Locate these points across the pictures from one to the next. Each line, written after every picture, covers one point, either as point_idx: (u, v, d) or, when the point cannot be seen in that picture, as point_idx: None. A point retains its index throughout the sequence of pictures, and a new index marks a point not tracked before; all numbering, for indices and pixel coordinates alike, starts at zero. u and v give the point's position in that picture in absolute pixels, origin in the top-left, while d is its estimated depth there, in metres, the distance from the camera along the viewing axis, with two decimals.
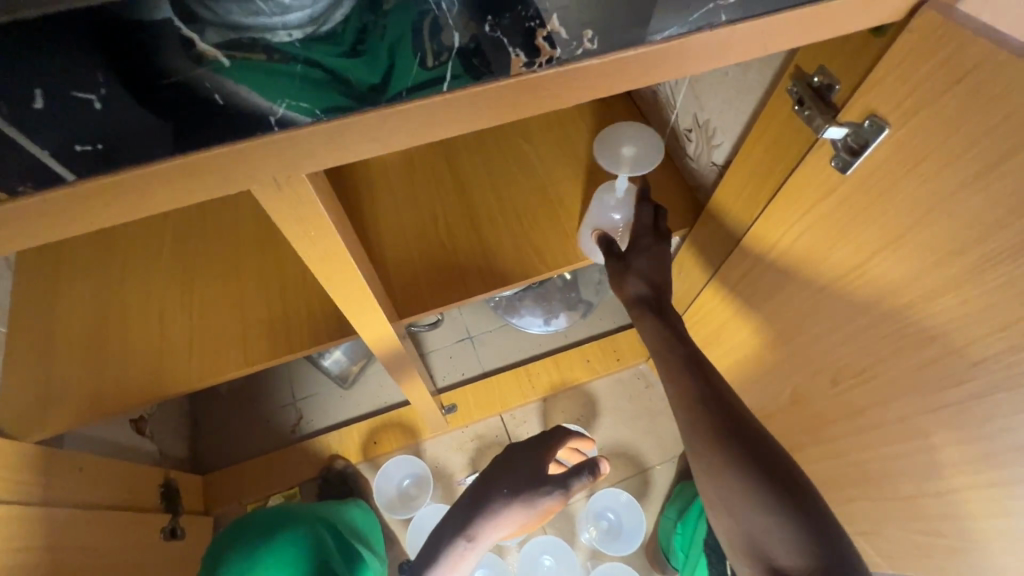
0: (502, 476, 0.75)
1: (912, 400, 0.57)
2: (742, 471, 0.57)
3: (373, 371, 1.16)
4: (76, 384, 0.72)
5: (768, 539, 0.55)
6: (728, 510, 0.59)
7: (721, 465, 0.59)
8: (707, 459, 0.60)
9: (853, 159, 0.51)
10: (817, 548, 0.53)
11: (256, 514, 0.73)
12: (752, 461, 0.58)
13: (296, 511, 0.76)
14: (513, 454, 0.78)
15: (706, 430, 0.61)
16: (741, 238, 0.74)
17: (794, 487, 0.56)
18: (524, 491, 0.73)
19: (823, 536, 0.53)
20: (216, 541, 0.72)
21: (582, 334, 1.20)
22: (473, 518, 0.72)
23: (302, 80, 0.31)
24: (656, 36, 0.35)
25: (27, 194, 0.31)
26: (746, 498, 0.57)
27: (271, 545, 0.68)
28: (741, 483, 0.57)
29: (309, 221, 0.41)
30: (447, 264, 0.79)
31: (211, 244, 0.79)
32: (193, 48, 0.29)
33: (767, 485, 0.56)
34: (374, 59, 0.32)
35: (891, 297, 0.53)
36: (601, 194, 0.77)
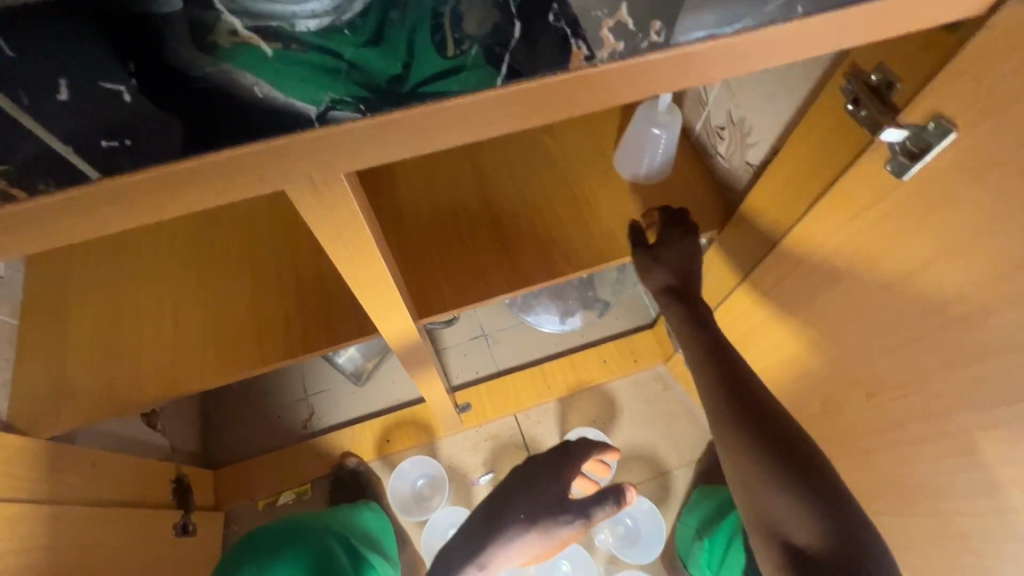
0: (523, 497, 0.74)
1: (962, 415, 0.55)
2: (786, 500, 0.56)
3: (387, 368, 1.14)
4: (89, 381, 0.70)
5: (791, 535, 0.55)
6: (746, 490, 0.59)
7: (764, 490, 0.57)
8: (749, 481, 0.58)
9: (912, 164, 0.48)
10: (839, 536, 0.53)
11: (261, 530, 0.71)
12: (776, 442, 0.58)
13: (312, 529, 0.73)
14: (536, 467, 0.77)
15: (734, 413, 0.61)
16: (776, 242, 0.72)
17: (822, 483, 0.56)
18: (542, 517, 0.72)
19: (845, 515, 0.54)
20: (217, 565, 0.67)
21: (598, 335, 1.18)
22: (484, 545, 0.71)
23: (322, 67, 0.28)
24: (727, 28, 0.32)
25: (48, 194, 0.27)
26: (782, 516, 0.56)
27: (276, 564, 0.66)
28: (765, 461, 0.58)
29: (341, 222, 0.38)
30: (468, 261, 0.76)
31: (226, 240, 0.76)
32: (205, 34, 0.27)
33: (820, 523, 0.54)
34: (393, 49, 0.29)
35: (945, 308, 0.51)
36: (644, 109, 0.75)
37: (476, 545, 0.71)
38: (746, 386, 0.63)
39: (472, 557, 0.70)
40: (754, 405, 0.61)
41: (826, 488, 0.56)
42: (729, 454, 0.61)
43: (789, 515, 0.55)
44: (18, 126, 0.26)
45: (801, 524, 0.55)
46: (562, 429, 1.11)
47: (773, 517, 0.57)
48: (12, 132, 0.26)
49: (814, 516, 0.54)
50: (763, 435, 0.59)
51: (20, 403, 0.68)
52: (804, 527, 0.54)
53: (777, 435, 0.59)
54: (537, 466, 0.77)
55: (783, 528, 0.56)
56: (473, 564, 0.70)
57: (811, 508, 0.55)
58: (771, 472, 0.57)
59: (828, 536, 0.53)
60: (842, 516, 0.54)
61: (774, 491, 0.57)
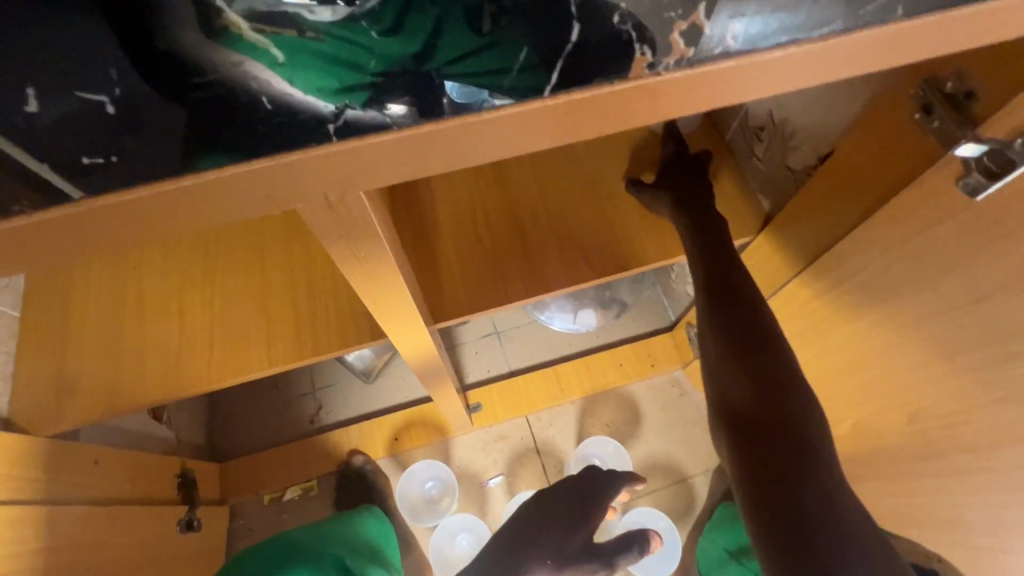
0: (545, 539, 0.73)
1: (1016, 454, 0.50)
2: (737, 374, 0.59)
3: (397, 365, 1.11)
4: (90, 379, 0.67)
5: (734, 402, 0.59)
6: (707, 366, 0.63)
7: (717, 360, 0.61)
8: (709, 356, 0.63)
9: (988, 183, 0.43)
10: (777, 403, 0.56)
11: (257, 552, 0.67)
12: (739, 325, 0.61)
13: (305, 547, 0.69)
14: (552, 504, 0.77)
15: (704, 299, 0.64)
16: (821, 254, 0.67)
17: (773, 360, 0.59)
18: (567, 564, 0.72)
19: (790, 389, 0.57)
20: None
21: (615, 336, 1.15)
22: None
23: (343, 62, 0.23)
24: (813, 32, 0.27)
25: (23, 215, 0.24)
26: (728, 385, 0.60)
27: None
28: (724, 340, 0.61)
29: (360, 239, 0.35)
30: (487, 264, 0.73)
31: (234, 236, 0.72)
32: (209, 16, 0.22)
33: (761, 392, 0.57)
34: (417, 31, 0.23)
35: (1010, 342, 0.46)
36: None
37: None
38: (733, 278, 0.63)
39: None
40: (726, 291, 0.63)
41: (777, 364, 0.58)
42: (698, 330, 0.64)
43: (735, 383, 0.59)
44: None
45: (742, 394, 0.58)
46: (575, 432, 1.08)
47: (719, 386, 0.61)
48: None
49: (756, 383, 0.58)
50: (726, 320, 0.61)
51: (20, 400, 0.66)
52: (745, 395, 0.58)
53: (744, 321, 0.61)
54: (559, 501, 0.77)
55: (728, 396, 0.60)
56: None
57: (755, 376, 0.58)
58: (729, 351, 0.60)
59: (766, 404, 0.56)
60: (788, 390, 0.57)
61: (724, 364, 0.60)
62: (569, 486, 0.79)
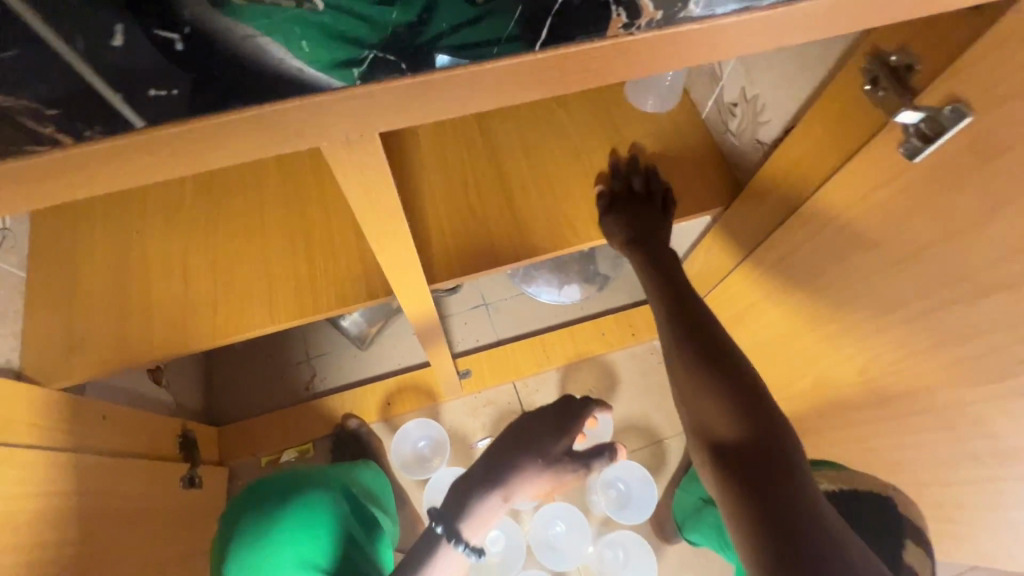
0: (523, 445, 0.62)
1: (951, 390, 0.57)
2: (712, 400, 0.57)
3: (390, 334, 1.15)
4: (99, 336, 0.70)
5: (713, 432, 0.56)
6: (683, 399, 0.61)
7: (693, 390, 0.59)
8: (683, 388, 0.61)
9: (925, 146, 0.49)
10: (753, 427, 0.52)
11: (270, 478, 0.72)
12: (709, 351, 0.61)
13: (314, 478, 0.73)
14: (530, 419, 0.65)
15: (676, 332, 0.65)
16: (785, 220, 0.72)
17: (740, 379, 0.57)
18: (549, 468, 0.62)
19: (761, 409, 0.54)
20: (225, 518, 0.69)
21: (598, 308, 1.20)
22: (505, 471, 0.60)
23: (338, 33, 0.27)
24: (762, 1, 0.32)
25: (93, 140, 0.28)
26: (705, 414, 0.57)
27: (286, 510, 0.66)
28: (694, 367, 0.60)
29: (373, 185, 0.39)
30: (477, 232, 0.78)
31: (236, 202, 0.76)
32: None
33: (733, 417, 0.54)
34: (410, 1, 0.27)
35: (942, 290, 0.53)
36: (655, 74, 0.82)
37: (499, 476, 0.59)
38: (696, 314, 0.65)
39: (497, 486, 0.59)
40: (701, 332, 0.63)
41: (746, 386, 0.57)
42: (676, 372, 0.62)
43: (711, 410, 0.56)
44: (69, 67, 0.26)
45: (724, 429, 0.54)
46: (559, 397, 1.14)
47: (705, 425, 0.57)
48: (61, 73, 0.26)
49: (727, 407, 0.55)
50: (704, 352, 0.61)
51: (30, 354, 0.69)
52: (722, 421, 0.55)
53: (720, 355, 0.60)
54: (537, 421, 0.65)
55: (708, 426, 0.57)
56: (501, 486, 0.59)
57: (727, 399, 0.56)
58: (708, 382, 0.58)
59: (741, 429, 0.53)
60: (759, 410, 0.54)
61: (705, 400, 0.58)
62: (544, 408, 0.67)
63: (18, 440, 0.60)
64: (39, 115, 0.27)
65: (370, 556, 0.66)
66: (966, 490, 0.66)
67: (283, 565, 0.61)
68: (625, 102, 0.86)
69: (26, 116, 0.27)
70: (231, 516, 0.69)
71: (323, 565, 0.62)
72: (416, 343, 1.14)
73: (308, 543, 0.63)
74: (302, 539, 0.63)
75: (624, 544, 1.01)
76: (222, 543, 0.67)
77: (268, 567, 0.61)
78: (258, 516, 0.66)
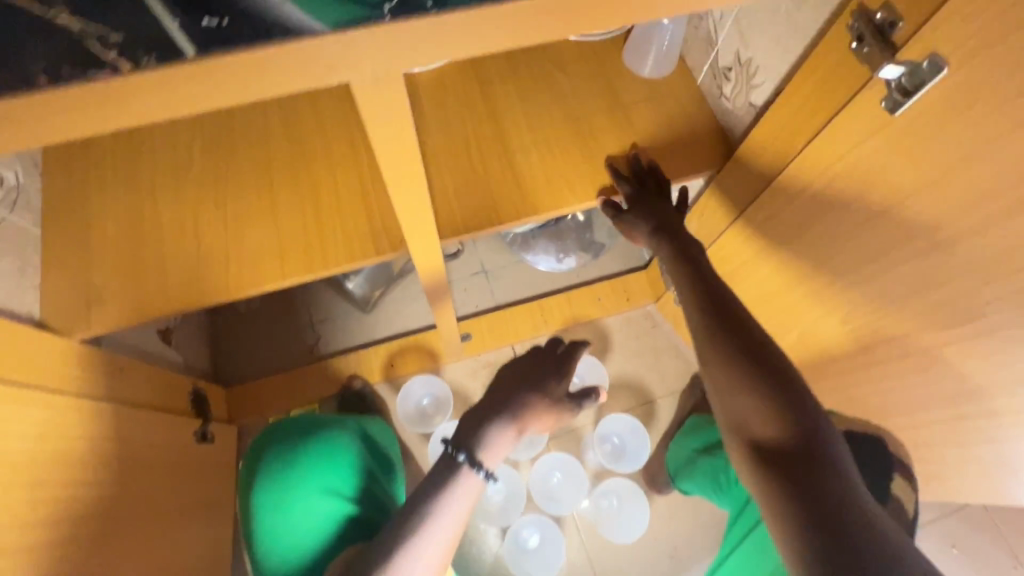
0: (533, 381, 0.68)
1: (927, 334, 0.62)
2: (749, 398, 0.55)
3: (392, 298, 1.19)
4: (115, 290, 0.73)
5: (752, 431, 0.54)
6: (715, 394, 0.59)
7: (727, 386, 0.57)
8: (716, 384, 0.59)
9: (904, 100, 0.52)
10: (796, 429, 0.51)
11: (292, 421, 0.79)
12: (744, 346, 0.58)
13: (332, 420, 0.80)
14: (535, 359, 0.71)
15: (705, 325, 0.62)
16: (772, 181, 0.75)
17: (778, 374, 0.55)
18: (557, 402, 0.69)
19: (803, 408, 0.52)
20: (252, 455, 0.77)
21: (594, 274, 1.24)
22: (521, 405, 0.66)
23: None
24: None
25: (150, 68, 0.30)
26: (742, 412, 0.55)
27: (306, 449, 0.74)
28: (729, 361, 0.58)
29: (392, 123, 0.43)
30: (480, 192, 0.81)
31: (244, 161, 0.78)
32: None
33: (775, 417, 0.52)
34: None
35: (917, 240, 0.57)
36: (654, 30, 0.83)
37: (516, 410, 0.65)
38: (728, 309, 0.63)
39: (515, 418, 0.64)
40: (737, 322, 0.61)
41: (784, 382, 0.55)
42: (709, 362, 0.60)
43: (750, 409, 0.54)
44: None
45: (764, 424, 0.53)
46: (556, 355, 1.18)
47: (740, 419, 0.55)
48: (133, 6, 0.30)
49: (767, 405, 0.53)
50: (739, 346, 0.58)
51: (49, 308, 0.72)
52: (762, 421, 0.53)
53: (759, 346, 0.58)
54: (540, 358, 0.71)
55: (746, 424, 0.55)
56: (516, 421, 0.65)
57: (766, 397, 0.54)
58: (744, 378, 0.56)
59: (785, 429, 0.51)
60: (801, 409, 0.52)
61: (741, 393, 0.56)
62: (544, 351, 0.73)
63: (21, 379, 0.63)
64: (105, 41, 0.30)
65: (384, 489, 0.75)
66: (939, 429, 0.71)
67: (309, 491, 0.69)
68: (621, 67, 0.88)
69: (94, 42, 0.30)
70: (257, 453, 0.77)
71: (344, 493, 0.70)
72: (417, 306, 1.18)
73: (326, 479, 0.71)
74: (321, 474, 0.71)
75: (618, 492, 1.07)
76: (250, 476, 0.75)
77: (296, 493, 0.69)
78: (280, 454, 0.74)
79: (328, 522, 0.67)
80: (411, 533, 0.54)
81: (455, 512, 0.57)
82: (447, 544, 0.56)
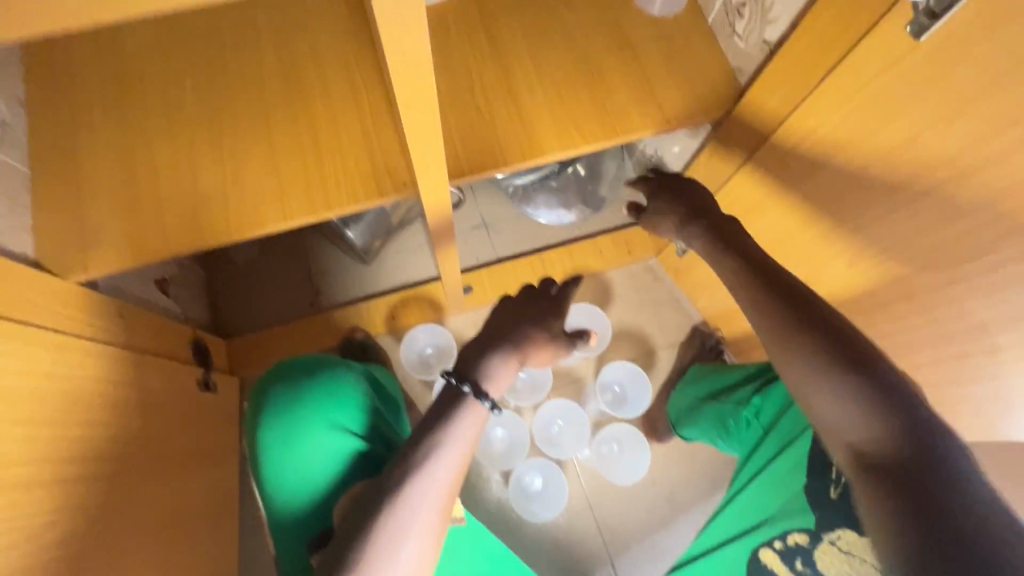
0: (531, 317, 0.67)
1: (938, 272, 0.62)
2: (840, 397, 0.50)
3: (392, 250, 1.17)
4: (110, 231, 0.71)
5: (849, 435, 0.50)
6: (797, 390, 0.54)
7: (810, 382, 0.53)
8: (797, 379, 0.54)
9: (931, 23, 0.49)
10: (900, 433, 0.46)
11: (294, 360, 0.78)
12: (817, 334, 0.53)
13: (335, 360, 0.80)
14: (531, 295, 0.70)
15: (766, 311, 0.58)
16: (780, 124, 0.73)
17: (864, 366, 0.51)
18: (555, 340, 0.68)
19: (900, 405, 0.48)
20: (254, 393, 0.77)
21: (596, 227, 1.23)
22: (522, 339, 0.65)
23: None
24: None
25: None
26: (834, 412, 0.51)
27: (311, 388, 0.73)
28: (806, 354, 0.53)
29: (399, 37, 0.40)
30: (485, 133, 0.79)
31: (240, 99, 0.75)
32: None
33: (873, 418, 0.48)
34: None
35: (931, 175, 0.56)
36: None
37: (516, 343, 0.64)
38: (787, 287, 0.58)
39: (516, 351, 0.64)
40: (811, 310, 0.55)
41: (871, 375, 0.50)
42: (786, 364, 0.55)
43: (843, 411, 0.50)
44: None
45: (867, 433, 0.48)
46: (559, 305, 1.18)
47: (833, 426, 0.51)
48: None
49: (861, 405, 0.49)
50: (812, 336, 0.54)
51: (43, 249, 0.70)
52: (859, 424, 0.49)
53: (838, 340, 0.52)
54: (538, 295, 0.70)
55: (842, 427, 0.50)
56: (516, 352, 0.64)
57: (856, 396, 0.49)
58: (828, 373, 0.51)
59: (887, 435, 0.47)
60: (897, 407, 0.48)
61: (829, 398, 0.51)
62: (540, 289, 0.71)
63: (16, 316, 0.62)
64: None
65: (390, 425, 0.76)
66: (941, 368, 0.71)
67: (316, 427, 0.70)
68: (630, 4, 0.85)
69: None
70: (260, 391, 0.77)
71: (350, 430, 0.72)
72: (419, 258, 1.16)
73: (333, 416, 0.71)
74: (327, 412, 0.72)
75: (618, 438, 1.10)
76: (255, 415, 0.75)
77: (303, 428, 0.70)
78: (286, 393, 0.74)
79: (334, 456, 0.69)
80: (418, 464, 0.55)
81: (458, 446, 0.57)
82: (457, 472, 0.56)
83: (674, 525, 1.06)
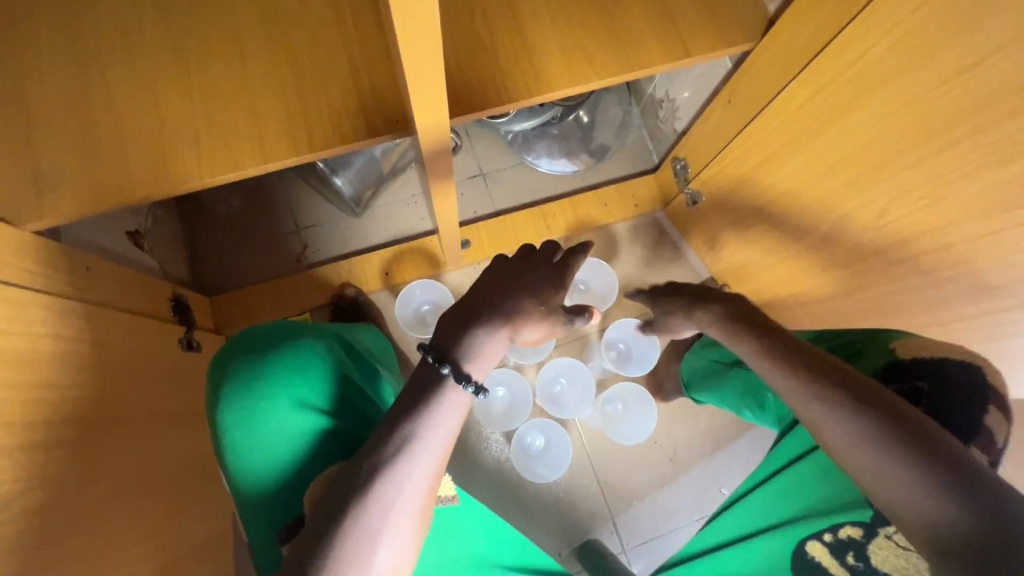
0: (522, 286, 0.59)
1: (971, 225, 0.56)
2: (899, 473, 0.42)
3: (383, 201, 1.10)
4: (67, 173, 0.63)
5: (916, 516, 0.41)
6: (848, 465, 0.47)
7: (859, 454, 0.45)
8: (843, 450, 0.47)
9: None
10: (973, 510, 0.38)
11: (258, 329, 0.71)
12: (855, 396, 0.47)
13: (304, 327, 0.73)
14: (525, 263, 0.63)
15: (791, 377, 0.52)
16: (811, 57, 0.66)
17: (909, 427, 0.43)
18: (550, 312, 0.60)
19: (958, 472, 0.40)
20: (214, 363, 0.70)
21: (600, 178, 1.16)
22: (510, 311, 0.57)
23: None
24: None
25: None
26: (891, 488, 0.43)
27: (277, 357, 0.66)
28: (847, 418, 0.46)
29: None
30: (482, 66, 0.70)
31: (206, 22, 0.66)
32: None
33: (936, 492, 0.40)
34: None
35: (983, 112, 0.49)
36: None
37: (504, 315, 0.57)
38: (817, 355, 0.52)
39: (502, 325, 0.56)
40: (824, 363, 0.51)
41: (919, 436, 0.42)
42: (825, 432, 0.48)
43: (901, 486, 0.42)
44: None
45: (935, 512, 0.39)
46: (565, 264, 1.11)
47: (896, 505, 0.42)
48: None
49: (915, 477, 0.41)
50: (847, 395, 0.47)
51: None
52: (923, 502, 0.40)
53: (862, 386, 0.47)
54: (534, 263, 0.63)
55: (904, 505, 0.42)
56: (501, 322, 0.56)
57: (908, 467, 0.42)
58: (876, 442, 0.44)
59: (959, 513, 0.38)
60: (955, 475, 0.40)
61: (883, 471, 0.43)
62: (538, 255, 0.64)
63: None
64: None
65: (367, 398, 0.71)
66: (969, 326, 0.67)
67: (279, 401, 0.64)
68: None
69: None
70: (220, 361, 0.70)
71: (318, 406, 0.66)
72: (415, 209, 1.10)
73: (300, 389, 0.65)
74: (293, 384, 0.65)
75: (622, 396, 1.07)
76: (213, 388, 0.68)
77: (266, 407, 0.64)
78: (245, 364, 0.67)
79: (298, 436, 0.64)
80: (391, 456, 0.49)
81: (440, 437, 0.51)
82: (437, 463, 0.51)
83: (675, 483, 1.05)
